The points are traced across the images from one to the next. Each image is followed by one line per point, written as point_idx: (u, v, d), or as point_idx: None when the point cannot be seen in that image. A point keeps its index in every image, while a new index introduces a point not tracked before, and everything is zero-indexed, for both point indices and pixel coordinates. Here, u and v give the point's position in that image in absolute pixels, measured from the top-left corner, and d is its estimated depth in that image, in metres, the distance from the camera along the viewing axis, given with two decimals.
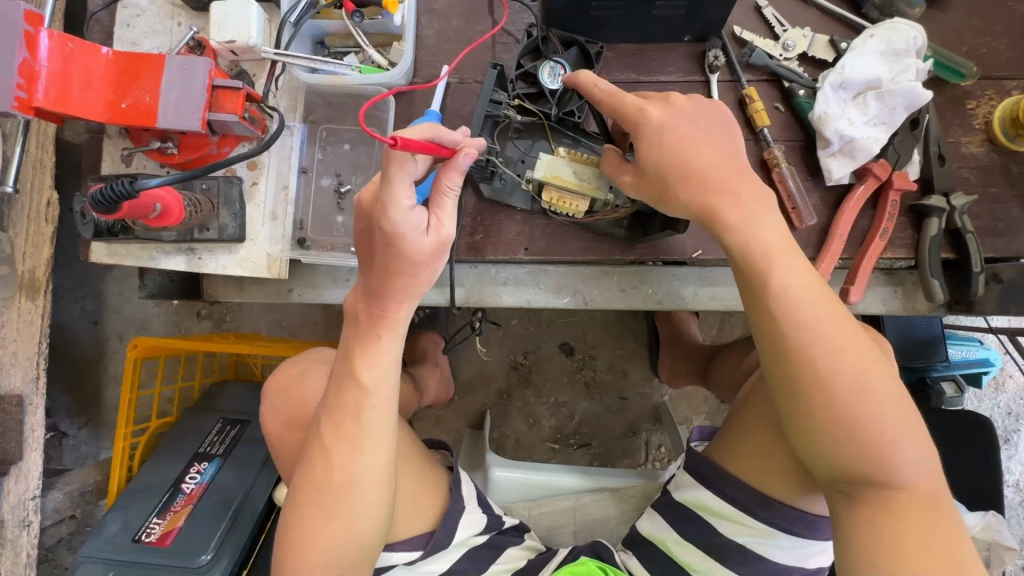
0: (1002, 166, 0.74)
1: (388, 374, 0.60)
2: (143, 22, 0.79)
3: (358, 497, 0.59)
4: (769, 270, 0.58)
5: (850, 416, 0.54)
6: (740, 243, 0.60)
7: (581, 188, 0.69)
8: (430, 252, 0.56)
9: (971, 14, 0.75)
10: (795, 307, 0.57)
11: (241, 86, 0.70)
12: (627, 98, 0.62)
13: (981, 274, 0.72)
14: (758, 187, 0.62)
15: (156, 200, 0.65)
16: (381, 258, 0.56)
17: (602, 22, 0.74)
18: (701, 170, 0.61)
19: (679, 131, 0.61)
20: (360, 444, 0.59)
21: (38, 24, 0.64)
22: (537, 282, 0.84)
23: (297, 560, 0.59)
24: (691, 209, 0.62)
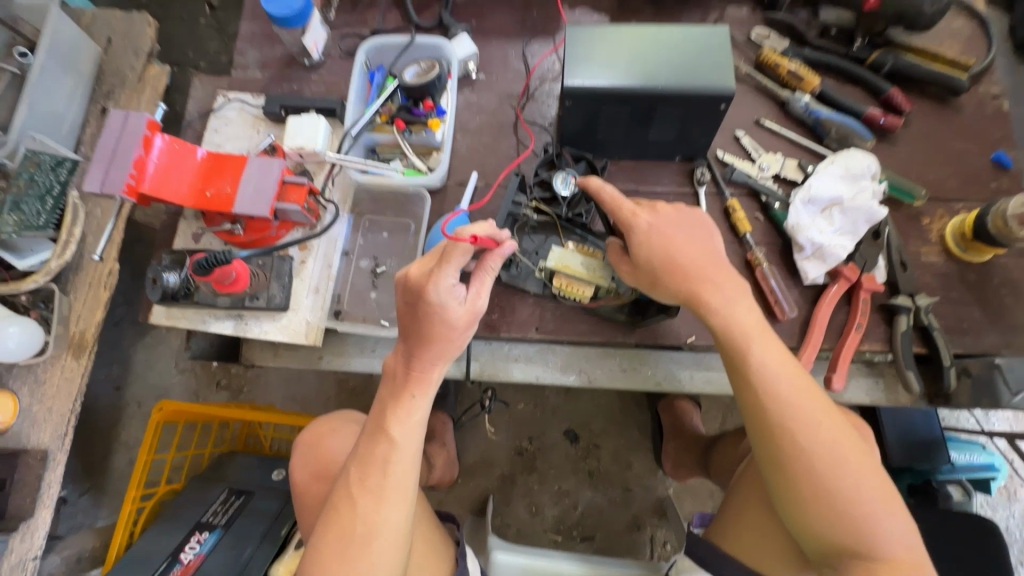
0: (960, 273, 0.84)
1: (415, 430, 0.66)
2: (229, 128, 0.96)
3: (376, 550, 0.63)
4: (748, 348, 0.66)
5: (830, 486, 0.59)
6: (720, 324, 0.69)
7: (588, 276, 0.80)
8: (463, 320, 0.65)
9: (917, 148, 0.90)
10: (773, 382, 0.64)
11: (305, 182, 0.83)
12: (624, 203, 0.74)
13: (953, 368, 0.78)
14: (735, 278, 0.71)
15: (233, 271, 0.77)
16: (422, 325, 0.64)
17: (606, 143, 0.89)
18: (684, 261, 0.71)
19: (665, 231, 0.72)
20: (381, 498, 0.64)
21: (156, 129, 0.79)
22: (545, 360, 0.92)
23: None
24: (678, 294, 0.71)
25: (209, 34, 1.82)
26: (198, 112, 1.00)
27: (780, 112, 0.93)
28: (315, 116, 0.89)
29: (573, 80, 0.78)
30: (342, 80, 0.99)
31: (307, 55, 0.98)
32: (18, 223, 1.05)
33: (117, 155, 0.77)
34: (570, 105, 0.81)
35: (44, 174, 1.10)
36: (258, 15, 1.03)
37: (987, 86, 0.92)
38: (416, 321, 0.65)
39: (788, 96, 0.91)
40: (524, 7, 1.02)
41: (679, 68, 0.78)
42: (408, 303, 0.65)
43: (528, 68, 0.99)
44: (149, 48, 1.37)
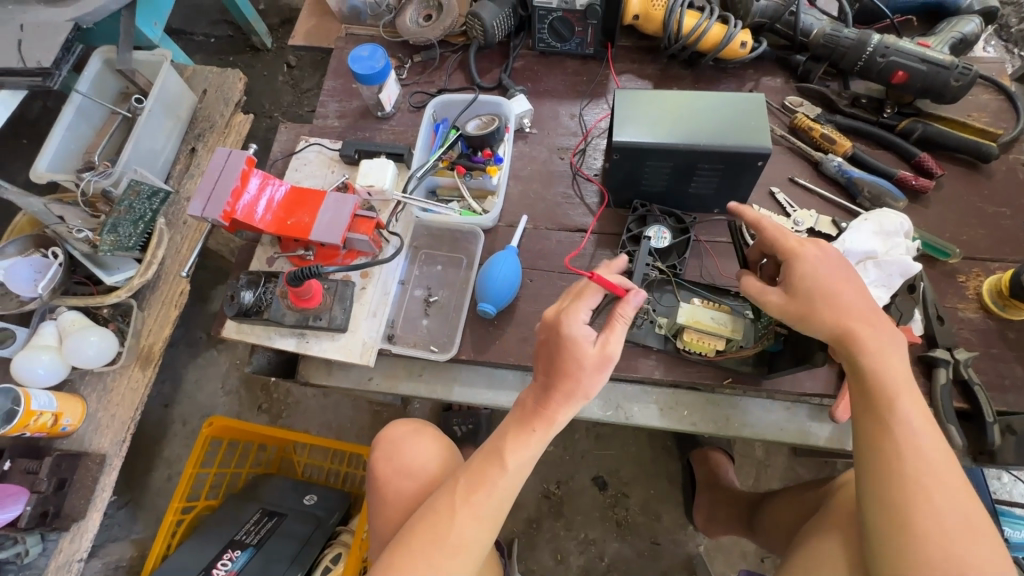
0: (999, 330, 0.85)
1: (521, 466, 0.72)
2: (308, 168, 1.08)
3: (451, 562, 0.68)
4: (896, 402, 0.65)
5: (958, 557, 0.58)
6: (865, 371, 0.67)
7: (721, 330, 0.81)
8: (593, 360, 0.69)
9: (949, 209, 0.94)
10: (920, 442, 0.63)
11: (374, 216, 0.92)
12: (787, 235, 0.73)
13: (996, 424, 0.79)
14: (893, 334, 0.68)
15: (312, 287, 0.88)
16: (559, 358, 0.69)
17: (649, 195, 0.97)
18: (845, 303, 0.68)
19: (826, 266, 0.70)
20: (479, 518, 0.70)
21: (252, 165, 0.90)
22: (582, 394, 0.93)
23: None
24: (831, 327, 0.68)
25: (285, 89, 2.04)
26: (281, 153, 1.13)
27: (813, 171, 0.99)
28: (385, 159, 1.00)
29: (622, 136, 0.87)
30: (410, 130, 1.11)
31: (381, 108, 1.11)
32: (114, 243, 1.17)
33: (217, 186, 0.87)
34: (618, 158, 0.89)
35: (141, 202, 1.22)
36: (340, 74, 1.18)
37: (1017, 154, 0.97)
38: (555, 353, 0.70)
39: (821, 157, 0.97)
40: (574, 74, 1.14)
41: (718, 129, 0.87)
42: (546, 338, 0.71)
43: (577, 126, 1.09)
44: (237, 98, 1.56)
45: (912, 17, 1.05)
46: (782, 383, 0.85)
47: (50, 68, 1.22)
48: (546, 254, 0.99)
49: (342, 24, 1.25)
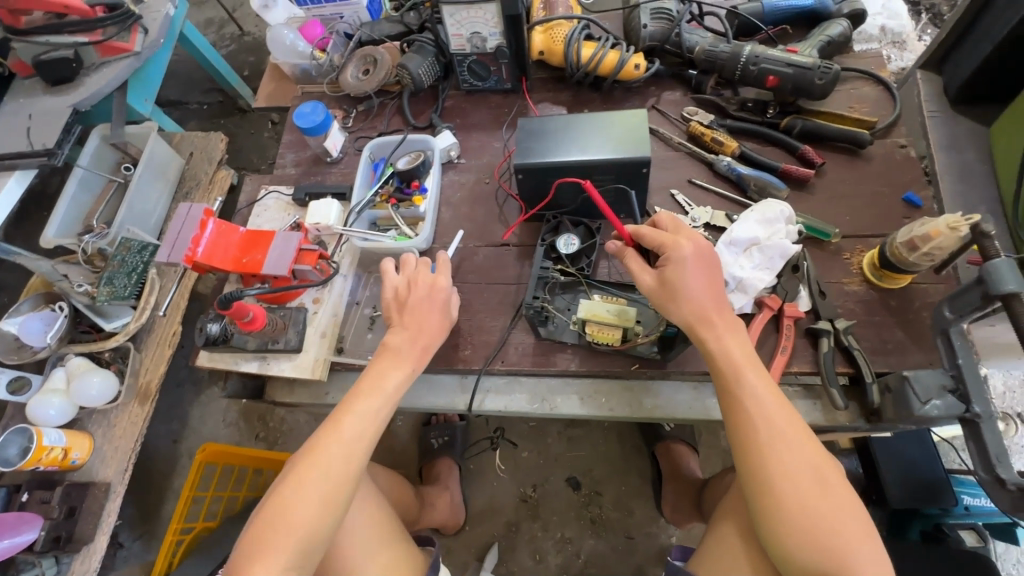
0: (881, 299, 0.93)
1: (380, 388, 0.86)
2: (268, 213, 1.23)
3: (326, 475, 0.79)
4: (742, 376, 0.73)
5: (811, 508, 0.66)
6: (712, 355, 0.75)
7: (615, 320, 0.91)
8: (440, 325, 0.93)
9: (832, 193, 1.02)
10: (766, 409, 0.71)
11: (315, 249, 1.06)
12: (663, 237, 0.79)
13: (875, 384, 0.86)
14: (731, 319, 0.76)
15: (249, 310, 0.99)
16: (414, 311, 0.92)
17: (560, 208, 1.08)
18: (697, 295, 0.75)
19: (689, 264, 0.76)
20: (344, 436, 0.82)
21: (210, 214, 1.05)
22: (512, 391, 1.03)
23: (270, 527, 0.76)
24: (684, 318, 0.76)
25: (270, 144, 2.24)
26: (247, 202, 1.29)
27: (709, 171, 1.10)
28: (330, 200, 1.14)
29: (522, 158, 0.99)
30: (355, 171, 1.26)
31: (329, 154, 1.26)
32: (110, 293, 1.34)
33: (181, 235, 1.02)
34: (523, 177, 1.01)
35: (132, 256, 1.38)
36: (295, 128, 1.34)
37: (894, 138, 1.06)
38: (409, 310, 0.92)
39: (713, 158, 1.08)
40: (497, 106, 1.27)
41: (606, 143, 0.98)
42: (412, 291, 0.93)
43: (500, 152, 1.22)
44: (219, 157, 1.74)
45: (787, 27, 1.16)
46: (684, 363, 0.94)
47: (53, 149, 1.41)
48: (474, 268, 1.10)
49: (297, 84, 1.42)
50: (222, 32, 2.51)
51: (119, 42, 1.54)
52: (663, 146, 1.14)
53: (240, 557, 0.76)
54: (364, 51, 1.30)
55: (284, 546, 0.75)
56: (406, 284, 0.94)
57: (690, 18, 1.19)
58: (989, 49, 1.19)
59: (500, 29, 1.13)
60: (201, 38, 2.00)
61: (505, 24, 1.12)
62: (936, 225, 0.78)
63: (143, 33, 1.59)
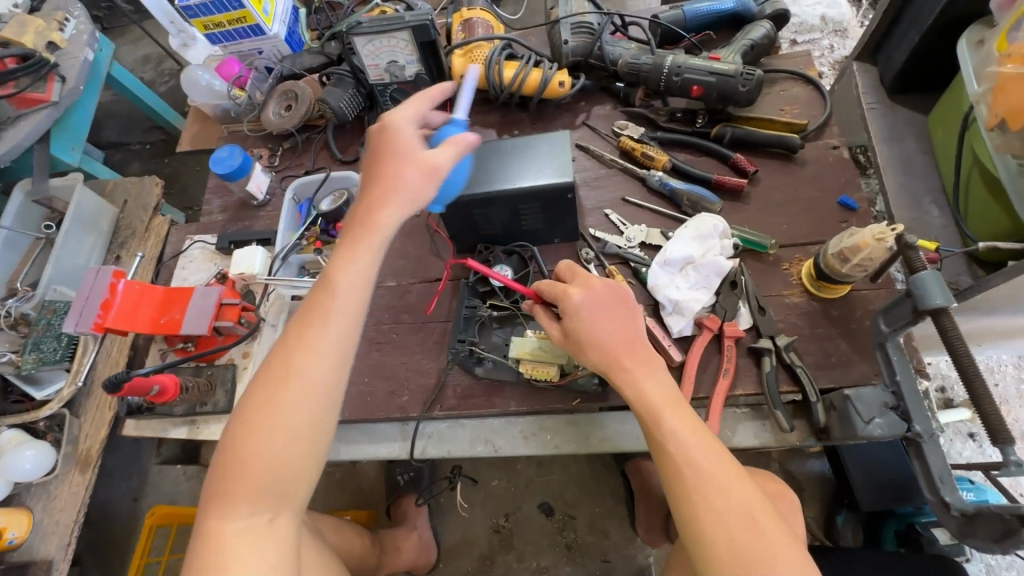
0: (823, 310, 0.90)
1: (341, 307, 0.68)
2: (193, 264, 1.17)
3: (297, 407, 0.66)
4: (661, 419, 0.69)
5: (745, 553, 0.61)
6: (631, 399, 0.72)
7: (548, 357, 0.87)
8: (419, 173, 0.71)
9: (767, 202, 0.99)
10: (689, 450, 0.67)
11: (237, 302, 1.01)
12: (557, 287, 0.78)
13: (820, 403, 0.82)
14: (646, 358, 0.74)
15: (158, 383, 0.91)
16: (376, 168, 0.72)
17: (492, 238, 1.04)
18: (605, 340, 0.74)
19: (592, 308, 0.75)
20: (322, 353, 0.67)
21: (120, 275, 0.99)
22: (455, 434, 0.98)
23: (229, 476, 0.65)
24: (597, 365, 0.74)
25: None
26: (173, 253, 1.23)
27: (643, 187, 1.06)
28: (254, 246, 1.08)
29: None
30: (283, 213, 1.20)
31: (254, 198, 1.21)
32: (37, 360, 1.27)
33: (88, 300, 0.95)
34: (448, 212, 0.97)
35: (60, 317, 1.32)
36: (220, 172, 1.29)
37: (827, 139, 1.03)
38: (375, 166, 0.73)
39: (644, 174, 1.04)
40: None
41: (529, 170, 0.94)
42: (380, 144, 0.74)
43: None
44: (155, 202, 1.68)
45: (711, 33, 1.14)
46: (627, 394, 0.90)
47: None
48: (408, 308, 1.05)
49: (221, 125, 1.37)
50: (161, 68, 2.44)
51: (34, 93, 1.46)
52: (595, 164, 1.10)
53: (204, 506, 0.66)
54: (284, 87, 1.25)
55: (252, 491, 0.65)
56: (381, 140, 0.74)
57: (613, 30, 1.16)
58: (917, 38, 1.17)
59: (416, 55, 1.08)
60: (132, 79, 1.94)
61: (420, 51, 1.07)
62: (862, 237, 0.75)
63: (60, 81, 1.53)
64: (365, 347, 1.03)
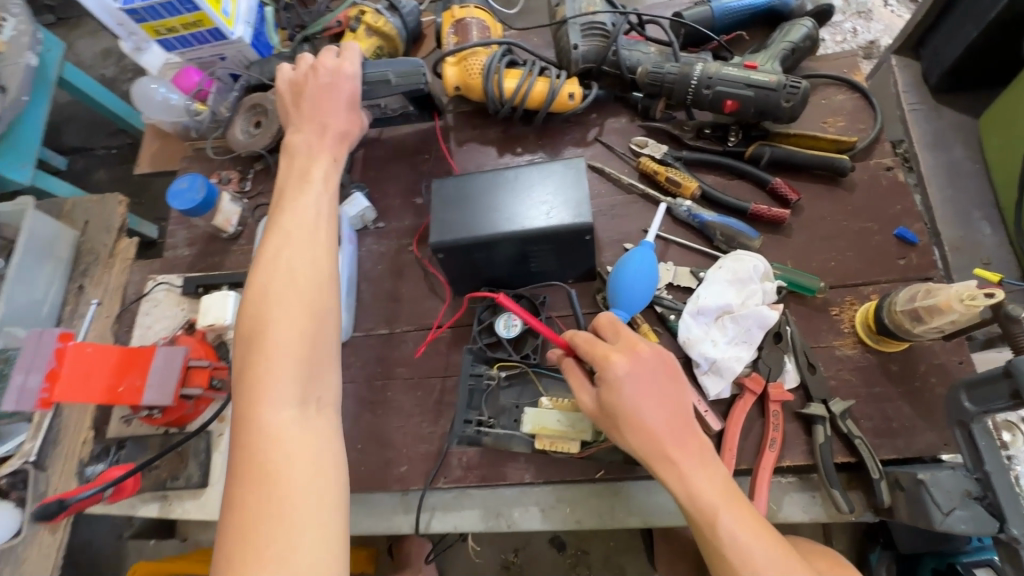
0: (881, 365, 0.78)
1: (313, 173, 0.78)
2: (158, 308, 1.04)
3: (296, 299, 0.67)
4: (716, 521, 0.58)
5: None
6: (679, 495, 0.60)
7: (568, 433, 0.75)
8: (345, 60, 0.86)
9: (813, 234, 0.87)
10: (753, 563, 0.56)
11: (208, 365, 0.91)
12: (596, 346, 0.63)
13: (883, 480, 0.72)
14: (699, 447, 0.61)
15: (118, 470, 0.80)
16: (307, 103, 0.84)
17: (499, 280, 0.91)
18: (649, 425, 0.60)
19: (636, 385, 0.61)
20: (290, 267, 0.69)
21: (68, 339, 0.86)
22: (462, 506, 0.87)
23: (280, 348, 0.64)
24: (638, 451, 0.61)
25: None
26: (135, 294, 1.09)
27: (668, 216, 0.93)
28: (226, 291, 0.96)
29: (439, 236, 0.81)
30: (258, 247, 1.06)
31: (223, 230, 1.06)
32: None
33: (32, 372, 0.83)
34: (444, 255, 0.83)
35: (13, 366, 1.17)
36: None
37: (879, 158, 0.90)
38: (318, 92, 0.84)
39: (669, 203, 0.91)
40: (414, 152, 1.07)
41: (539, 209, 0.81)
42: (316, 83, 0.85)
43: (424, 209, 1.03)
44: (120, 222, 1.52)
45: (742, 32, 0.99)
46: None
47: None
48: (404, 359, 0.93)
49: (184, 142, 1.21)
50: (123, 63, 2.24)
51: None
52: (612, 188, 0.96)
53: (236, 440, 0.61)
54: (252, 100, 1.09)
55: (284, 371, 0.63)
56: (299, 78, 0.86)
57: (629, 29, 1.00)
58: (975, 33, 1.03)
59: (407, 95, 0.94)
60: (88, 81, 1.75)
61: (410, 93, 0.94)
62: (947, 298, 0.63)
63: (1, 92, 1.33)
64: (356, 408, 0.91)
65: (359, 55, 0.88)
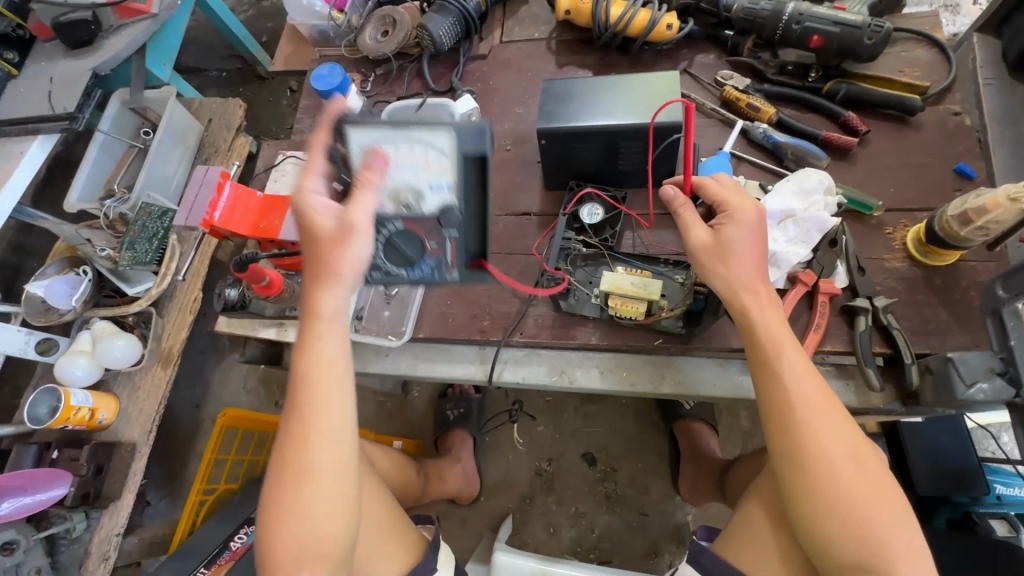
0: (925, 277, 0.87)
1: (325, 350, 0.71)
2: (285, 178, 1.22)
3: (320, 504, 0.69)
4: (781, 354, 0.69)
5: (852, 493, 0.64)
6: (753, 329, 0.71)
7: (639, 293, 0.89)
8: (332, 226, 0.69)
9: (877, 164, 0.96)
10: (805, 389, 0.67)
11: None
12: (719, 193, 0.77)
13: (914, 366, 0.81)
14: (774, 296, 0.73)
15: (267, 274, 0.97)
16: (312, 247, 0.71)
17: (588, 176, 1.04)
18: (742, 263, 0.72)
19: (734, 232, 0.73)
20: (318, 457, 0.69)
21: (227, 177, 1.03)
22: (531, 363, 1.01)
23: (317, 499, 0.69)
24: (725, 287, 0.73)
25: (288, 111, 2.22)
26: (264, 167, 1.28)
27: (743, 139, 1.03)
28: None
29: (546, 122, 0.94)
30: None
31: None
32: (133, 258, 1.31)
33: (198, 198, 1.00)
34: (546, 143, 0.96)
35: (152, 221, 1.35)
36: (312, 92, 1.31)
37: (948, 105, 0.98)
38: (301, 383, 0.71)
39: (747, 125, 1.01)
40: (517, 70, 1.21)
41: (634, 109, 0.92)
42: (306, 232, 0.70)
43: (522, 118, 1.17)
44: (238, 123, 1.72)
45: None
46: (710, 340, 0.91)
47: (75, 112, 1.23)
48: (494, 238, 1.07)
49: (315, 47, 1.38)
50: None
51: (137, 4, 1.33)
52: (695, 112, 1.08)
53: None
54: (382, 11, 1.26)
55: (303, 553, 0.69)
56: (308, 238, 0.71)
57: None
58: None
59: (459, 175, 0.74)
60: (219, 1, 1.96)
61: (460, 170, 0.74)
62: (994, 197, 0.73)
63: None
64: None
65: (368, 211, 0.69)
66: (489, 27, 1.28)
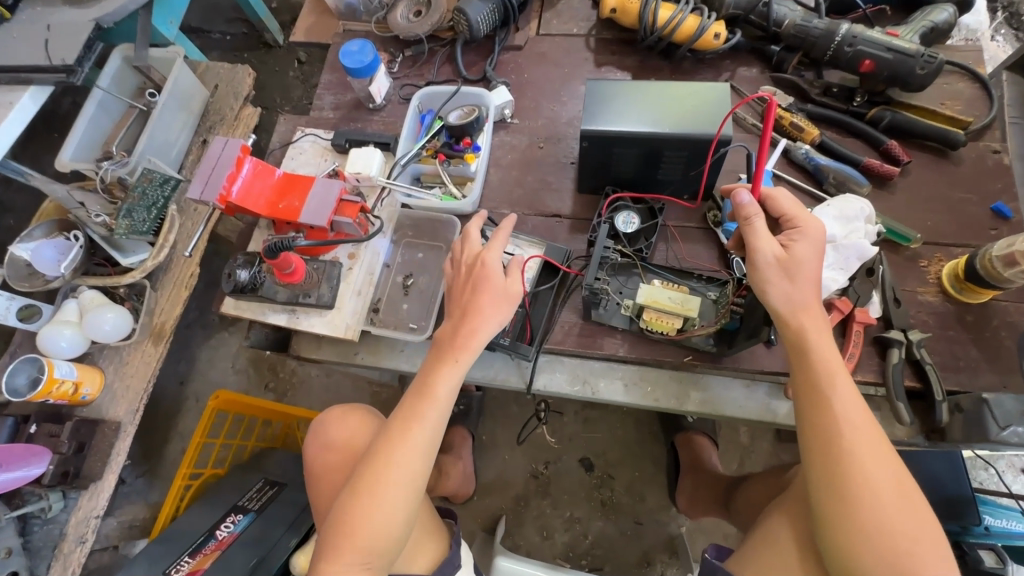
0: (957, 313, 0.88)
1: (443, 386, 0.77)
2: (303, 156, 1.15)
3: (394, 496, 0.73)
4: (834, 380, 0.69)
5: (893, 526, 0.63)
6: (807, 352, 0.71)
7: (676, 309, 0.87)
8: (502, 291, 0.79)
9: (916, 196, 0.96)
10: (853, 418, 0.67)
11: (359, 201, 0.99)
12: (789, 210, 0.75)
13: (945, 402, 0.81)
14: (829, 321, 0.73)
15: (291, 261, 0.92)
16: (466, 290, 0.81)
17: (626, 183, 1.01)
18: (802, 284, 0.72)
19: (799, 253, 0.72)
20: (405, 457, 0.75)
21: (246, 152, 0.97)
22: (554, 370, 0.99)
23: (392, 492, 0.74)
24: (781, 307, 0.72)
25: (295, 83, 2.13)
26: (280, 142, 1.21)
27: (783, 158, 1.02)
28: (372, 148, 1.05)
29: (590, 123, 0.89)
30: (399, 121, 1.17)
31: (372, 100, 1.17)
32: (129, 228, 1.22)
33: (214, 171, 0.94)
34: (587, 144, 0.91)
35: (154, 188, 1.25)
36: (336, 68, 1.25)
37: (987, 142, 0.98)
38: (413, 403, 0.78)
39: (789, 144, 1.00)
40: (554, 66, 1.17)
41: (684, 116, 0.88)
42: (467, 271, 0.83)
43: (558, 115, 1.13)
44: (246, 92, 1.63)
45: (883, 8, 1.08)
46: (741, 360, 0.89)
47: (73, 65, 1.09)
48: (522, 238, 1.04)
49: (340, 21, 1.32)
50: None
51: None
52: (735, 127, 1.07)
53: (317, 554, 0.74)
54: None
55: (367, 539, 0.72)
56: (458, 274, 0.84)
57: None
58: None
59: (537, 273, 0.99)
60: None
61: (541, 272, 1.00)
62: None
63: None
64: None
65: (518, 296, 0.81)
66: (526, 18, 1.23)
